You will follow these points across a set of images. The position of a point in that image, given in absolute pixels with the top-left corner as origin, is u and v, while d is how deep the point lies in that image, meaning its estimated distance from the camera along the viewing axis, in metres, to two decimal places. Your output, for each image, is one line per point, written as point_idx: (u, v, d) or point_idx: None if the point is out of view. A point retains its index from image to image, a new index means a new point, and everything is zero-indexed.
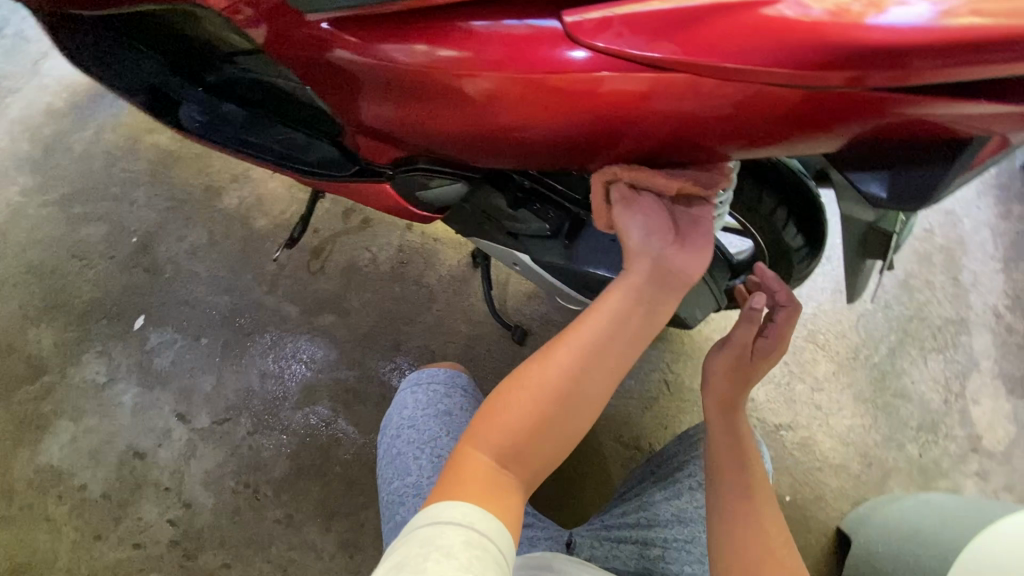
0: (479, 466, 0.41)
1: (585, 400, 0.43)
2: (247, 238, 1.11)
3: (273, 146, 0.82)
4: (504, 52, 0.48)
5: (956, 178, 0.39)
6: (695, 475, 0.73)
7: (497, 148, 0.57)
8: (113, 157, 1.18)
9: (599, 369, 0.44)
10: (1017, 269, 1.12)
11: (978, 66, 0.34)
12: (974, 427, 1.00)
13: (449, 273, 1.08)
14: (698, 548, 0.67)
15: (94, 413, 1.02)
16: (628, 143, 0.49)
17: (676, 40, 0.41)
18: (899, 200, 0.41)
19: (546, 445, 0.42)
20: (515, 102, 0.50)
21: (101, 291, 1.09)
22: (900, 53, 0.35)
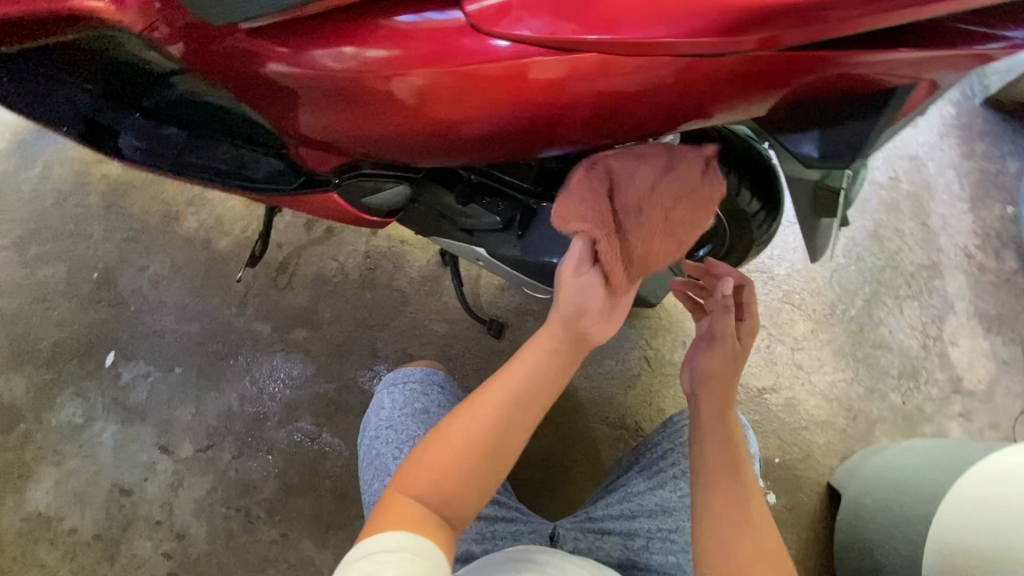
0: (408, 507, 0.47)
1: (501, 450, 0.51)
2: (210, 261, 1.09)
3: (222, 160, 0.82)
4: (424, 46, 0.46)
5: (882, 129, 0.41)
6: (679, 464, 0.74)
7: (441, 146, 0.56)
8: (63, 193, 1.15)
9: (515, 420, 0.51)
10: (983, 207, 1.12)
11: (904, 12, 0.34)
12: (954, 369, 1.01)
13: (419, 273, 1.07)
14: (683, 536, 0.71)
15: (75, 455, 1.00)
16: (565, 124, 0.48)
17: (592, 16, 0.39)
18: (829, 158, 0.42)
19: (467, 485, 0.49)
20: (446, 97, 0.48)
21: (68, 331, 1.07)
22: (818, 7, 0.34)
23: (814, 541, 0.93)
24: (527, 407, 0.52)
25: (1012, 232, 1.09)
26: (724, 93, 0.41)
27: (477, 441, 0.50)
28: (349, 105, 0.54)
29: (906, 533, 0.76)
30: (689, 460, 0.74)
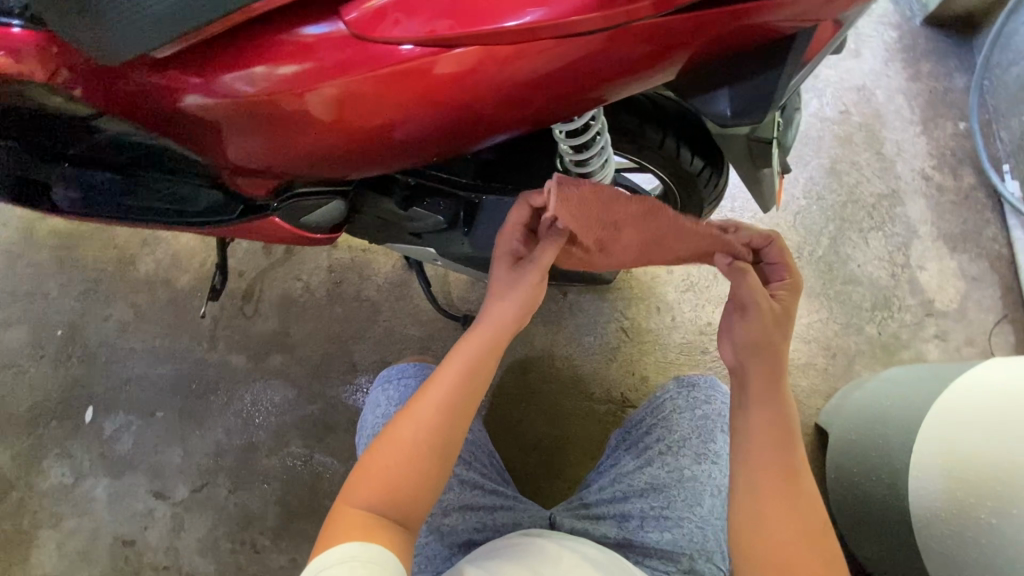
0: (355, 518, 0.50)
1: (441, 450, 0.53)
2: (173, 300, 1.07)
3: (161, 198, 0.80)
4: (337, 57, 0.44)
5: (789, 76, 0.40)
6: (663, 439, 0.75)
7: (371, 156, 0.54)
8: (11, 255, 1.12)
9: (450, 423, 0.54)
10: (935, 127, 1.11)
11: None
12: (925, 292, 1.02)
13: (386, 280, 1.06)
14: (675, 512, 0.70)
15: (72, 515, 0.99)
16: (496, 114, 0.46)
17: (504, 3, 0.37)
18: (742, 114, 0.41)
19: (415, 488, 0.52)
20: (373, 105, 0.46)
21: (42, 393, 1.05)
22: None
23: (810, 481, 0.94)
24: (460, 408, 0.54)
25: (967, 147, 1.09)
26: (644, 59, 0.40)
27: (414, 447, 0.52)
28: (268, 130, 0.52)
29: (892, 461, 0.77)
30: (671, 434, 0.75)
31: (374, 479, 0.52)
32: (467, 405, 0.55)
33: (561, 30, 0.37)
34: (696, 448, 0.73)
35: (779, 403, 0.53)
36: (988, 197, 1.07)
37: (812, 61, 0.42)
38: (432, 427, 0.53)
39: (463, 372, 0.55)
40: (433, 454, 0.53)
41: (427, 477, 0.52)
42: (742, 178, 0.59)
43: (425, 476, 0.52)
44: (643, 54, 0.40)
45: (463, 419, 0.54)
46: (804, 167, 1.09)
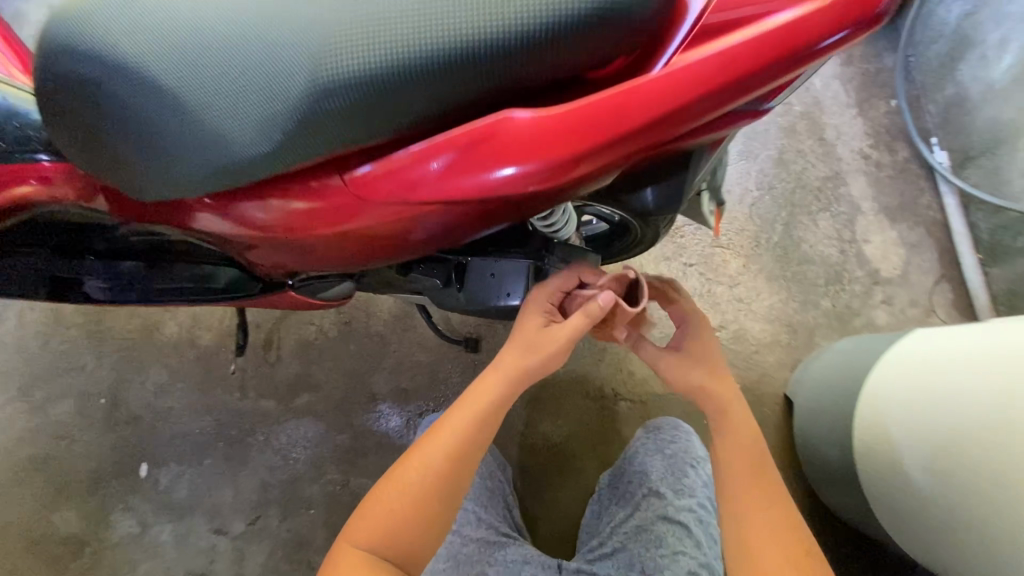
0: (355, 557, 0.62)
1: (432, 506, 0.65)
2: (201, 357, 1.18)
3: (184, 281, 0.92)
4: (346, 201, 0.52)
5: (696, 173, 0.51)
6: (643, 484, 0.93)
7: (372, 256, 0.63)
8: (45, 335, 1.22)
9: (437, 482, 0.65)
10: (870, 107, 1.21)
11: (710, 113, 0.41)
12: (871, 263, 1.14)
13: (390, 314, 1.17)
14: (666, 546, 0.84)
15: (145, 560, 1.12)
16: (483, 222, 0.55)
17: (478, 174, 0.44)
18: (665, 205, 0.53)
19: (407, 534, 0.64)
20: (380, 229, 0.55)
21: (98, 455, 1.16)
22: (650, 128, 0.41)
23: (786, 444, 1.07)
24: (449, 476, 0.65)
25: (900, 123, 1.19)
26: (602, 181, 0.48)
27: (404, 503, 0.64)
28: (287, 241, 0.61)
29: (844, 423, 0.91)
30: (648, 477, 0.93)
31: (374, 526, 0.64)
32: (450, 468, 0.66)
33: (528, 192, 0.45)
34: (673, 485, 0.92)
35: (746, 435, 0.66)
36: (921, 167, 1.17)
37: (715, 150, 0.52)
38: (423, 490, 0.64)
39: (444, 441, 0.66)
40: (423, 512, 0.64)
41: (416, 531, 0.64)
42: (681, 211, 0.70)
43: (417, 531, 0.64)
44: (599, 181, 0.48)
45: (452, 485, 0.65)
46: (754, 160, 1.19)
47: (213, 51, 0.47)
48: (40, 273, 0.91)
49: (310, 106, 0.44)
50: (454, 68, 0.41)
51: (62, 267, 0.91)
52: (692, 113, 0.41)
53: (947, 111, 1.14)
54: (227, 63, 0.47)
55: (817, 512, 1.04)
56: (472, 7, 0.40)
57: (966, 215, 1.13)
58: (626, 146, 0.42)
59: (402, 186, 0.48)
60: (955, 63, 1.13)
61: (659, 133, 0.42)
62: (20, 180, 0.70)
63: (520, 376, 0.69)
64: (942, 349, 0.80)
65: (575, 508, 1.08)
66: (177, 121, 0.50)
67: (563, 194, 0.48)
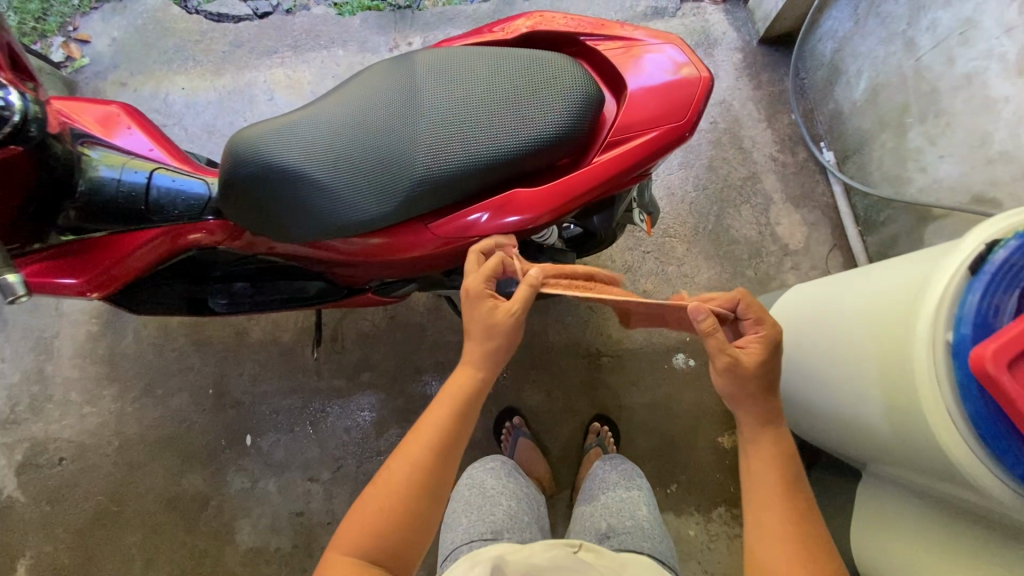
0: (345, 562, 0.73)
1: (412, 511, 0.77)
2: (283, 351, 1.55)
3: (283, 293, 1.27)
4: (417, 238, 0.89)
5: (619, 203, 0.89)
6: (601, 479, 1.23)
7: (421, 268, 1.01)
8: (159, 345, 1.58)
9: (413, 489, 0.78)
10: (776, 120, 1.59)
11: (621, 181, 0.81)
12: (782, 239, 1.52)
13: (425, 307, 1.55)
14: (628, 512, 1.12)
15: (257, 506, 1.49)
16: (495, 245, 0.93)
17: (501, 218, 0.82)
18: (603, 223, 0.91)
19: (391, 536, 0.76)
20: (435, 253, 0.93)
21: (211, 432, 1.53)
22: (591, 189, 0.81)
23: None
24: (429, 479, 0.79)
25: (798, 132, 1.56)
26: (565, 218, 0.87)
27: (386, 510, 0.76)
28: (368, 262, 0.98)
29: None
30: (604, 475, 1.23)
31: (363, 530, 0.75)
32: (421, 479, 0.78)
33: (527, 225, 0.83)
34: (624, 477, 1.22)
35: (768, 447, 0.83)
36: (816, 165, 1.55)
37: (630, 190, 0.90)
38: (408, 492, 0.77)
39: (418, 452, 0.79)
40: (409, 513, 0.77)
41: (400, 534, 0.76)
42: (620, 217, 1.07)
43: (405, 531, 0.76)
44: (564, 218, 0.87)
45: (435, 486, 0.79)
46: (691, 168, 1.57)
47: (352, 156, 0.85)
48: (177, 294, 1.25)
49: (406, 185, 0.82)
50: (483, 166, 0.80)
51: (194, 290, 1.25)
52: (612, 181, 0.81)
53: (829, 122, 1.52)
54: (351, 164, 0.85)
55: None
56: (496, 132, 0.80)
57: (850, 198, 1.50)
58: (579, 198, 0.81)
59: (452, 230, 0.85)
60: (830, 86, 1.50)
61: (595, 192, 0.82)
62: (193, 231, 1.10)
63: (479, 383, 0.84)
64: (803, 296, 1.17)
65: (574, 438, 1.46)
66: (316, 197, 0.87)
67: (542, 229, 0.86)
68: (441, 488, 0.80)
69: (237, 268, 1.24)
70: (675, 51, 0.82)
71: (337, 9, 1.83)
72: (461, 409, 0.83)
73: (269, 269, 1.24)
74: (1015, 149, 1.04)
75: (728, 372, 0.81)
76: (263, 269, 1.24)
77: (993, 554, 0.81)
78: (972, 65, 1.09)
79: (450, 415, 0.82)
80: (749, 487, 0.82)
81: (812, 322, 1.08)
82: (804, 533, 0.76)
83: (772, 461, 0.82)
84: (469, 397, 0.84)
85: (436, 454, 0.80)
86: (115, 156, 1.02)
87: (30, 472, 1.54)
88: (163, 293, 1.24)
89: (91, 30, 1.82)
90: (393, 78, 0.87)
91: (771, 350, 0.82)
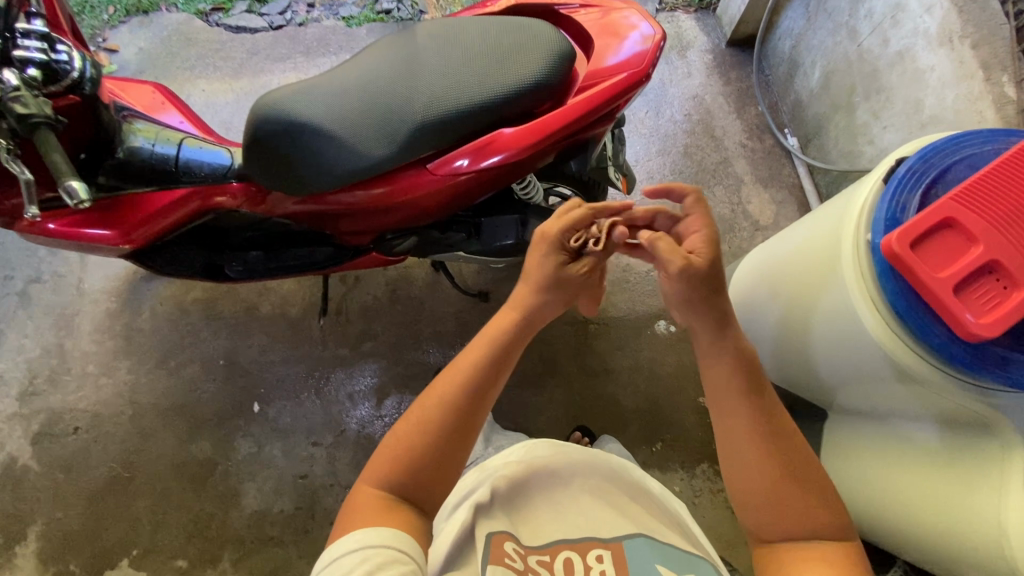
0: (371, 500, 0.70)
1: (435, 454, 0.73)
2: (292, 324, 1.67)
3: (293, 260, 1.34)
4: (414, 183, 1.02)
5: (594, 146, 1.09)
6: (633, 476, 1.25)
7: (417, 215, 1.13)
8: (173, 320, 1.68)
9: (435, 430, 0.74)
10: (745, 111, 1.74)
11: (591, 120, 0.97)
12: (754, 216, 1.65)
13: (424, 282, 1.68)
14: None
15: (262, 469, 1.56)
16: (484, 189, 1.06)
17: (490, 158, 0.96)
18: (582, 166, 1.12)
19: (416, 477, 0.72)
20: (431, 197, 1.05)
21: (221, 400, 1.61)
22: (567, 128, 0.96)
23: None
24: (453, 418, 0.74)
25: (765, 121, 1.71)
26: (545, 159, 1.02)
27: (410, 449, 0.73)
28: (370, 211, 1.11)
29: None
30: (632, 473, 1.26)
31: (384, 467, 0.73)
32: (446, 422, 0.74)
33: (513, 162, 0.97)
34: None
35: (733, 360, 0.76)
36: (782, 150, 1.69)
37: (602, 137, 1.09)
38: (433, 431, 0.73)
39: (444, 395, 0.75)
40: (432, 452, 0.73)
41: (420, 475, 0.72)
42: (599, 179, 1.20)
43: (429, 472, 0.73)
44: (543, 158, 1.01)
45: (461, 427, 0.74)
46: (668, 155, 1.71)
47: (360, 110, 0.97)
48: (195, 260, 1.33)
49: (410, 131, 0.95)
50: (474, 112, 0.94)
51: (211, 256, 1.34)
52: (583, 121, 0.97)
53: (793, 112, 1.67)
54: (364, 117, 0.97)
55: None
56: (487, 85, 0.94)
57: (814, 178, 1.64)
58: (557, 136, 0.96)
59: (447, 171, 0.98)
60: (790, 79, 1.66)
61: (570, 130, 0.97)
62: (217, 193, 1.19)
63: (517, 328, 0.81)
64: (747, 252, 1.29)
65: (564, 400, 1.54)
66: (332, 148, 0.98)
67: (523, 167, 1.01)
68: (469, 430, 0.75)
69: (252, 236, 1.33)
70: (635, 21, 1.00)
71: (345, 21, 2.02)
72: (497, 351, 0.78)
73: (281, 236, 1.33)
74: (942, 111, 1.20)
75: (681, 280, 0.76)
76: (277, 236, 1.33)
77: (945, 459, 0.90)
78: (903, 43, 1.26)
79: (482, 355, 0.78)
80: (716, 411, 0.77)
81: (755, 273, 1.19)
82: (781, 457, 0.73)
83: (734, 379, 0.76)
84: (507, 338, 0.80)
85: (464, 393, 0.75)
86: (150, 127, 1.15)
87: (44, 441, 1.58)
88: (182, 259, 1.32)
89: (119, 40, 1.98)
90: (397, 44, 1.00)
91: (713, 241, 0.79)
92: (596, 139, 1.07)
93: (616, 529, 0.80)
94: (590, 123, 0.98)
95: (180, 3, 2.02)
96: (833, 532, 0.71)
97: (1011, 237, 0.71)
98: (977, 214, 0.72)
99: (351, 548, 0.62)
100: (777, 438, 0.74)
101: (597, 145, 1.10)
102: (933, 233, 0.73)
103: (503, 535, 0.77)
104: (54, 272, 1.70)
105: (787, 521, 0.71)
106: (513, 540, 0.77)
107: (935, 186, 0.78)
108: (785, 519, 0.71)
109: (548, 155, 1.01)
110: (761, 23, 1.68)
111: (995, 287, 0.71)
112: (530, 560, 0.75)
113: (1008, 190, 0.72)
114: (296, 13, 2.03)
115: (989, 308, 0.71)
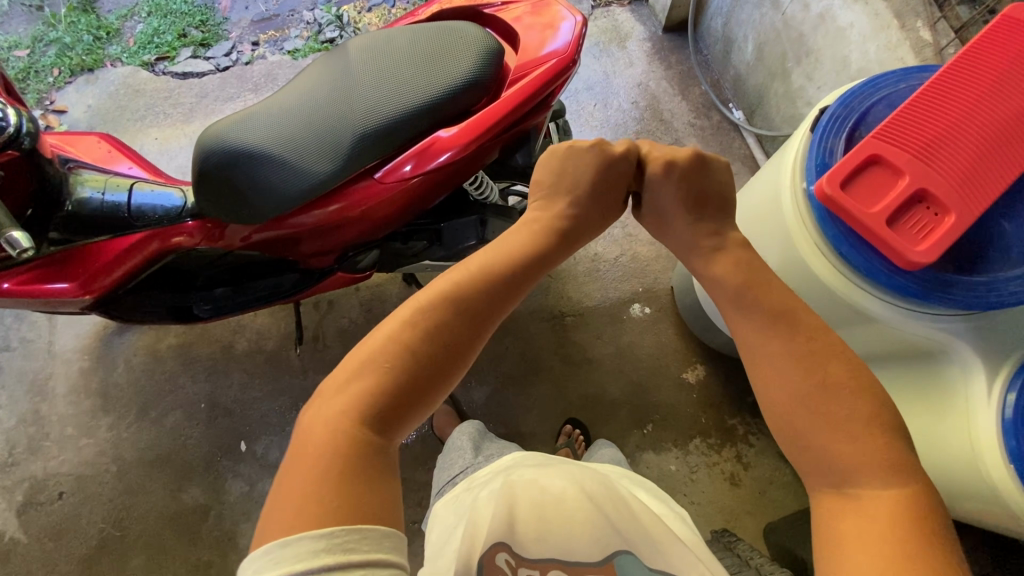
0: (320, 412, 0.63)
1: (393, 360, 0.66)
2: (270, 358, 1.66)
3: (261, 291, 1.31)
4: (365, 195, 1.04)
5: (536, 136, 1.12)
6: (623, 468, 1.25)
7: (373, 227, 1.15)
8: (149, 369, 1.66)
9: (399, 343, 0.67)
10: (688, 91, 1.78)
11: (530, 104, 1.00)
12: None
13: (397, 298, 1.70)
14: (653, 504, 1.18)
15: (257, 507, 1.55)
16: (439, 192, 1.09)
17: (438, 153, 0.98)
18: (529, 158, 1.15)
19: (370, 384, 0.64)
20: (385, 206, 1.07)
21: (206, 444, 1.59)
22: (506, 116, 0.99)
23: (679, 319, 1.60)
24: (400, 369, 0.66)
25: (709, 99, 1.76)
26: (490, 150, 1.04)
27: (366, 358, 0.66)
28: (330, 229, 1.12)
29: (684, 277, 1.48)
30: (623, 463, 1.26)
31: (338, 411, 0.63)
32: (404, 337, 0.67)
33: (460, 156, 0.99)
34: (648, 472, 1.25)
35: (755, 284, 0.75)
36: (729, 124, 1.73)
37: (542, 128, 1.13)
38: (389, 342, 0.67)
39: (419, 309, 0.70)
40: (382, 388, 0.64)
41: (363, 426, 0.62)
42: None
43: (372, 386, 0.64)
44: (489, 149, 1.04)
45: (413, 381, 0.66)
46: None
47: (302, 129, 0.98)
48: (161, 303, 1.30)
49: (354, 141, 0.96)
50: (414, 115, 0.96)
51: (175, 299, 1.31)
52: (522, 107, 0.99)
53: (734, 86, 1.71)
54: (308, 136, 0.98)
55: (709, 355, 1.57)
56: (424, 86, 0.96)
57: (763, 147, 1.67)
58: (500, 123, 0.99)
59: (395, 178, 1.01)
60: (727, 55, 1.71)
61: (510, 117, 0.99)
62: (176, 234, 1.18)
63: (464, 284, 0.73)
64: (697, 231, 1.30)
65: (549, 395, 1.54)
66: (280, 171, 0.98)
67: (473, 160, 1.03)
68: (427, 384, 0.67)
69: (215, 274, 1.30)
70: (564, 7, 1.04)
71: (291, 55, 2.05)
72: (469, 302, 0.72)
73: (246, 270, 1.30)
74: (868, 63, 1.25)
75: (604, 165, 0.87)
76: (240, 271, 1.30)
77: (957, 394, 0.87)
78: (822, 5, 1.32)
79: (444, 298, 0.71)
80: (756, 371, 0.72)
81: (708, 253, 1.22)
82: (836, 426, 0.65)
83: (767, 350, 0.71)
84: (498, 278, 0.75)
85: (404, 354, 0.66)
86: (98, 176, 1.14)
87: (30, 512, 1.54)
88: (147, 304, 1.29)
89: (67, 101, 1.97)
90: (331, 63, 1.02)
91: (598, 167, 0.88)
92: (537, 128, 1.11)
93: (605, 540, 0.76)
94: (531, 107, 1.02)
95: (124, 56, 2.02)
96: (885, 480, 0.61)
97: (938, 164, 0.75)
98: (900, 148, 0.76)
99: (319, 565, 0.50)
100: (814, 380, 0.67)
101: (539, 135, 1.13)
102: (862, 171, 0.77)
103: (498, 544, 0.74)
104: (21, 339, 1.67)
105: (839, 466, 0.63)
106: (509, 547, 0.74)
107: (858, 128, 0.83)
108: (832, 476, 0.64)
109: (493, 145, 1.03)
110: (691, 6, 1.74)
111: (927, 215, 0.75)
112: (523, 572, 0.72)
113: (930, 117, 0.76)
114: (241, 52, 2.06)
115: (923, 236, 0.75)
